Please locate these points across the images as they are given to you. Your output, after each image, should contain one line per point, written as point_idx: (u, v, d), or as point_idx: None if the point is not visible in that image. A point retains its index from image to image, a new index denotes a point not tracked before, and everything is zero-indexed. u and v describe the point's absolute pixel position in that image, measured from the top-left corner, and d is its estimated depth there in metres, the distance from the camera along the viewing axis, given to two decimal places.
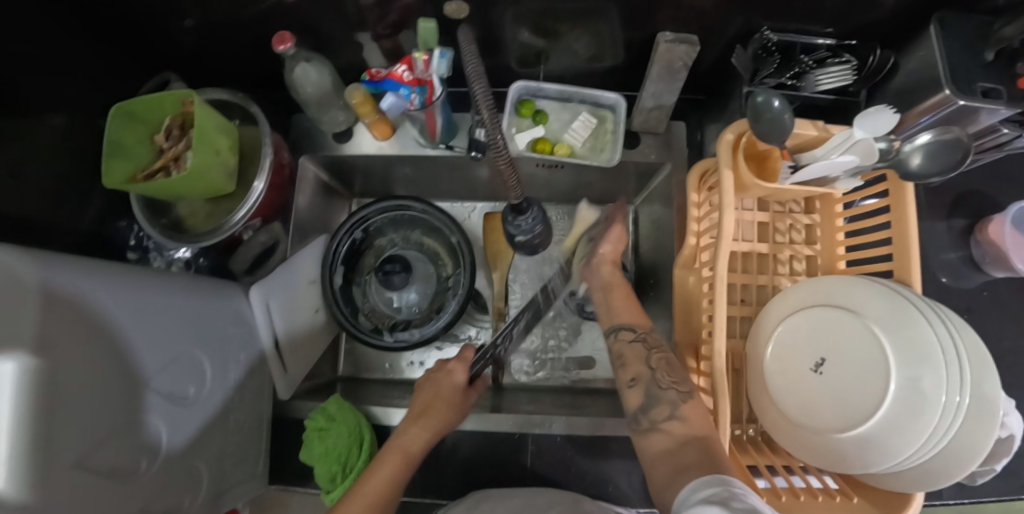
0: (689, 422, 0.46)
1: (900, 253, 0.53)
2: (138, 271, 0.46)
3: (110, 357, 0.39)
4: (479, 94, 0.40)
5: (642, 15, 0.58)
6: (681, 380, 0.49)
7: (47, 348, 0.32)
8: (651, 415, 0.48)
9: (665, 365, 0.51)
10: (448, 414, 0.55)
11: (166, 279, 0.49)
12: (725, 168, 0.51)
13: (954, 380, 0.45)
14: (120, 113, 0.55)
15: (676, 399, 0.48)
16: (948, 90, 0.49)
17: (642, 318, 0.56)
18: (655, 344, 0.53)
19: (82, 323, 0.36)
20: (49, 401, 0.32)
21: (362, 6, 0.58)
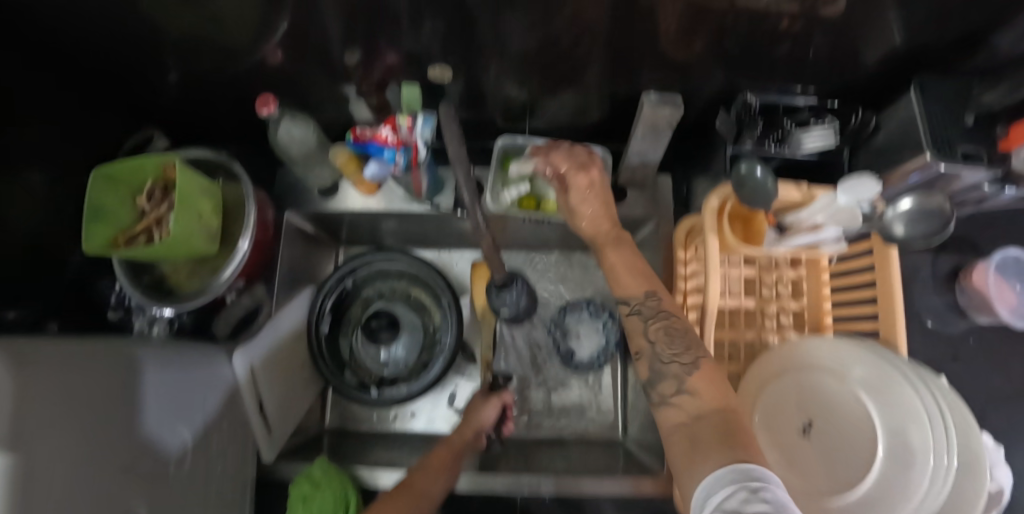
0: (699, 395, 0.43)
1: (886, 314, 0.53)
2: (119, 345, 0.46)
3: (88, 443, 0.38)
4: (463, 180, 0.43)
5: (626, 72, 0.59)
6: (682, 351, 0.46)
7: (20, 446, 0.31)
8: (659, 389, 0.46)
9: (663, 336, 0.48)
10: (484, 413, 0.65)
11: (151, 349, 0.49)
12: (710, 233, 0.51)
13: (942, 443, 0.43)
14: (102, 176, 0.54)
15: (680, 374, 0.45)
16: (927, 153, 0.49)
17: (639, 284, 0.52)
18: (651, 313, 0.50)
19: (62, 410, 0.36)
20: (26, 502, 0.31)
21: (347, 62, 0.58)
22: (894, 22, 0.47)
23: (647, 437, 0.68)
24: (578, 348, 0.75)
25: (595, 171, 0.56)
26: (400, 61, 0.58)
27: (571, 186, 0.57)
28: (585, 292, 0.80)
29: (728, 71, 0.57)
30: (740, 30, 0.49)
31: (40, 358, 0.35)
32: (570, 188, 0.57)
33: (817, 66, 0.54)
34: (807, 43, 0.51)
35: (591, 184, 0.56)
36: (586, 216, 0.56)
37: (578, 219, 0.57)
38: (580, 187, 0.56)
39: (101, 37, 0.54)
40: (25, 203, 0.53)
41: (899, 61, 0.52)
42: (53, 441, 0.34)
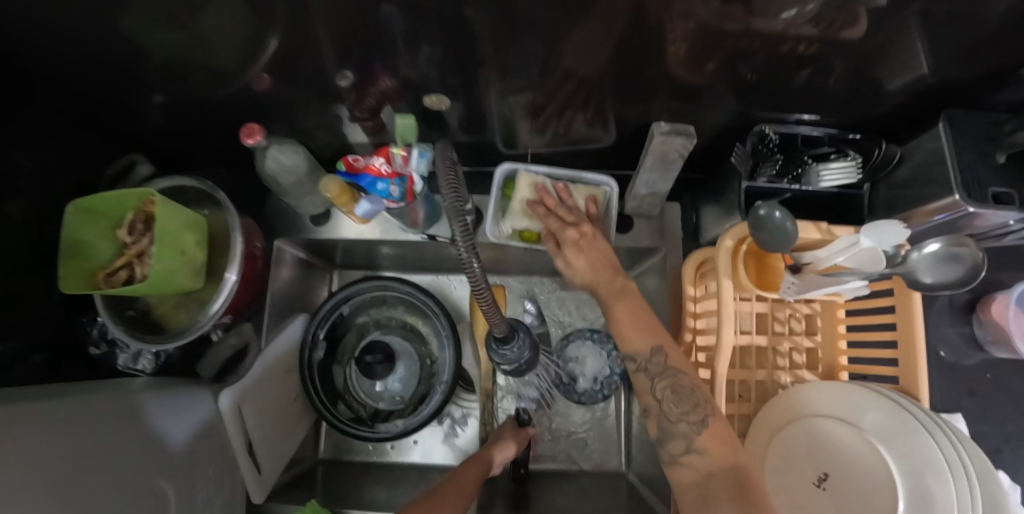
0: (710, 455, 0.42)
1: (906, 360, 0.50)
2: (83, 410, 0.42)
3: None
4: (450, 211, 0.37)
5: (634, 98, 0.56)
6: (690, 409, 0.44)
7: None
8: (669, 447, 0.44)
9: (670, 393, 0.45)
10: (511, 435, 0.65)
11: (118, 404, 0.46)
12: (724, 277, 0.49)
13: (968, 496, 0.39)
14: (78, 211, 0.52)
15: (688, 432, 0.43)
16: (957, 196, 0.46)
17: (644, 338, 0.48)
18: (658, 370, 0.46)
19: (31, 487, 0.33)
20: None
21: (340, 88, 0.55)
22: (921, 55, 0.44)
23: (651, 474, 0.66)
24: (581, 378, 0.73)
25: (587, 225, 0.57)
26: (395, 86, 0.55)
27: (567, 243, 0.56)
28: (585, 318, 0.78)
29: (742, 100, 0.54)
30: (758, 60, 0.46)
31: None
32: (567, 246, 0.56)
33: (836, 97, 0.52)
34: (827, 73, 0.48)
35: (587, 240, 0.56)
36: (585, 269, 0.55)
37: (579, 272, 0.55)
38: (572, 242, 0.56)
39: (81, 61, 0.51)
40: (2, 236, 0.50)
41: (923, 93, 0.49)
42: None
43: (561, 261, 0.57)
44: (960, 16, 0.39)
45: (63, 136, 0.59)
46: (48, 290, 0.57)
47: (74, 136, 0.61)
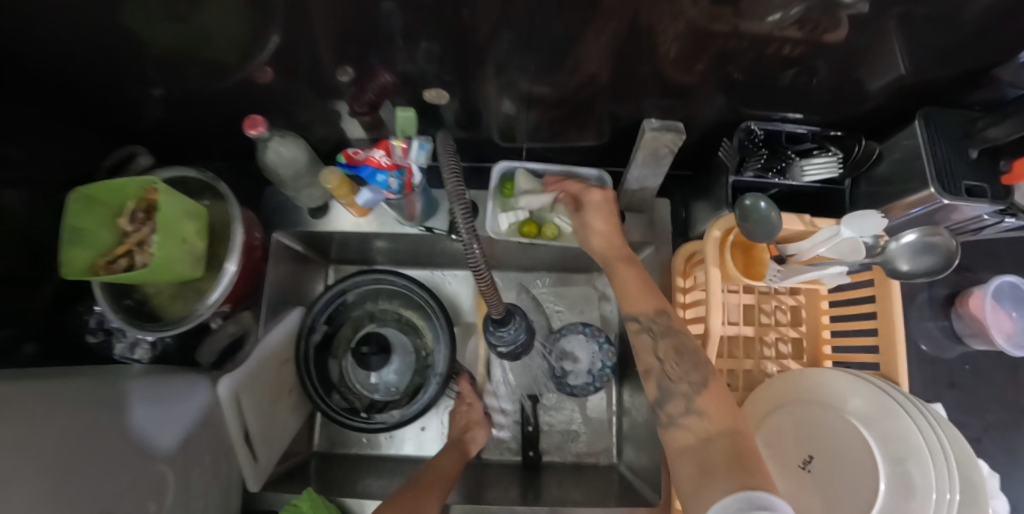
0: (707, 416, 0.43)
1: (887, 347, 0.52)
2: (76, 397, 0.42)
3: (49, 504, 0.35)
4: (456, 206, 0.38)
5: (626, 96, 0.58)
6: (691, 369, 0.46)
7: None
8: (666, 408, 0.46)
9: (671, 353, 0.48)
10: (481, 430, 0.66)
11: (107, 394, 0.45)
12: (712, 266, 0.51)
13: (945, 476, 0.41)
14: (80, 196, 0.52)
15: (687, 392, 0.45)
16: (932, 189, 0.48)
17: (647, 300, 0.52)
18: (661, 330, 0.50)
19: (24, 461, 0.34)
20: None
21: (341, 83, 0.57)
22: (899, 56, 0.47)
23: (641, 464, 0.67)
24: (574, 372, 0.73)
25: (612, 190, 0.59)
26: (395, 81, 0.56)
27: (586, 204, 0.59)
28: (579, 313, 0.80)
29: (729, 99, 0.56)
30: (744, 59, 0.48)
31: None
32: (587, 207, 0.58)
33: (818, 96, 0.54)
34: (810, 74, 0.50)
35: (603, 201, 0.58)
36: (600, 233, 0.58)
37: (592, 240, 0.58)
38: (595, 204, 0.58)
39: (83, 53, 0.52)
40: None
41: (900, 92, 0.52)
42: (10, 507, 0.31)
43: (579, 222, 0.59)
44: (928, 20, 0.41)
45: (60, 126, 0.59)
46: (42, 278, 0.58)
47: (73, 127, 0.62)
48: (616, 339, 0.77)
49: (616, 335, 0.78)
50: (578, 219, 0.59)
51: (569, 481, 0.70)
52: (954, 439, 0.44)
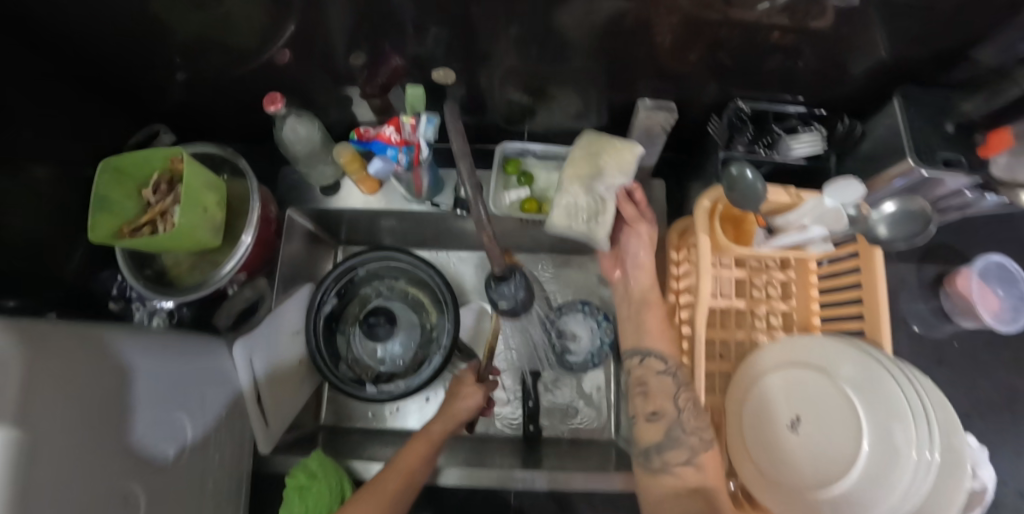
0: (703, 471, 0.50)
1: (871, 313, 0.55)
2: (112, 338, 0.45)
3: (82, 435, 0.38)
4: (465, 174, 0.42)
5: (621, 80, 0.61)
6: (703, 427, 0.52)
7: (33, 418, 0.34)
8: (666, 455, 0.51)
9: (690, 408, 0.52)
10: (468, 404, 0.62)
11: (141, 340, 0.49)
12: (702, 233, 0.54)
13: (925, 438, 0.46)
14: (108, 167, 0.55)
15: (693, 447, 0.51)
16: (910, 160, 0.52)
17: (671, 349, 0.56)
18: (683, 382, 0.54)
19: (65, 391, 0.37)
20: (32, 472, 0.33)
21: (353, 67, 0.60)
22: (879, 38, 0.49)
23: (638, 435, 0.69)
24: (575, 348, 0.74)
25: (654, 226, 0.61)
26: (404, 65, 0.60)
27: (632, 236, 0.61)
28: (579, 295, 0.82)
29: (720, 82, 0.58)
30: (728, 42, 0.51)
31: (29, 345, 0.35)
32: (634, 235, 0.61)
33: (805, 78, 0.57)
34: (795, 58, 0.53)
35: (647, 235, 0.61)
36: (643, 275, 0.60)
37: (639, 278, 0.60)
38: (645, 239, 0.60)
39: (112, 36, 0.55)
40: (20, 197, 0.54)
41: (883, 73, 0.55)
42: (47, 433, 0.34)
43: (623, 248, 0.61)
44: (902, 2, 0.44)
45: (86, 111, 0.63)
46: (65, 253, 0.62)
47: (100, 107, 0.66)
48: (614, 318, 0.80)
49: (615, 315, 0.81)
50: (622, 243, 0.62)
51: (569, 452, 0.72)
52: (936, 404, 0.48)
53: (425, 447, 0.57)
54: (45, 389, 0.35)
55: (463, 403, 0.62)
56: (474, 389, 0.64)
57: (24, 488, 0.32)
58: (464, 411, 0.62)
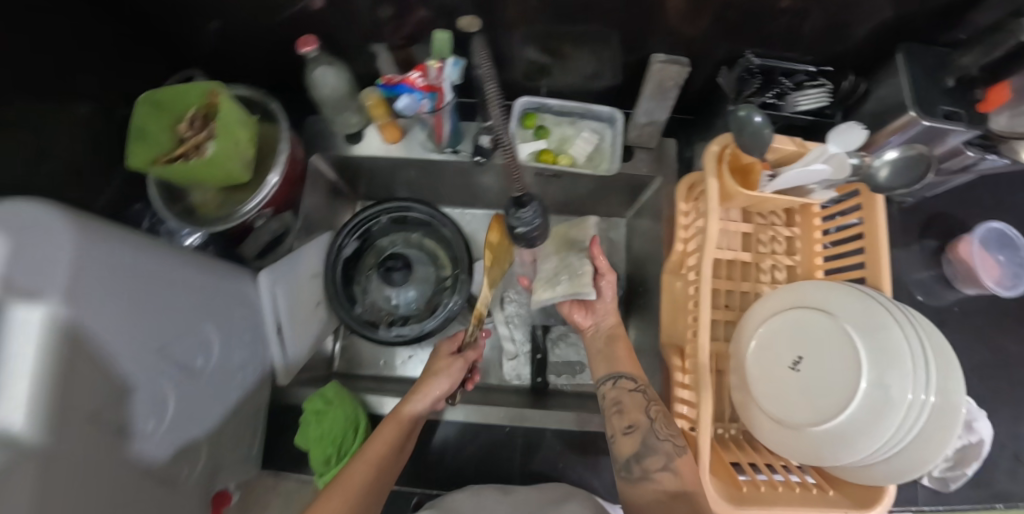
0: (681, 476, 0.52)
1: (872, 258, 0.58)
2: (158, 247, 0.50)
3: (120, 326, 0.43)
4: (490, 93, 0.45)
5: (637, 38, 0.63)
6: (676, 433, 0.55)
7: (73, 299, 0.38)
8: (647, 464, 0.54)
9: (662, 419, 0.57)
10: (443, 380, 0.62)
11: (184, 256, 0.53)
12: (710, 177, 0.56)
13: (922, 380, 0.49)
14: (149, 100, 0.59)
15: (670, 454, 0.54)
16: (913, 113, 0.55)
17: (638, 372, 0.63)
18: (651, 399, 0.60)
19: (105, 284, 0.41)
20: (68, 349, 0.37)
21: (379, 19, 0.63)
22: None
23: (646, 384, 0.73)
24: None
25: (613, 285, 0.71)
26: (429, 17, 0.62)
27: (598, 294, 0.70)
28: None
29: (732, 38, 0.60)
30: None
31: (83, 242, 0.40)
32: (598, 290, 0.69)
33: (814, 38, 0.59)
34: (805, 17, 0.55)
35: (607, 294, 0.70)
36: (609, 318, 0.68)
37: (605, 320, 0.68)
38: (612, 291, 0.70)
39: None
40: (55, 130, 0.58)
41: (892, 32, 0.56)
42: (89, 320, 0.39)
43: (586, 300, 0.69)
44: None
45: (122, 57, 0.67)
46: (96, 189, 0.65)
47: (136, 50, 0.69)
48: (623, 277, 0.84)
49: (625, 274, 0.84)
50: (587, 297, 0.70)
51: (574, 403, 0.74)
52: (935, 350, 0.51)
53: (382, 445, 0.55)
54: (87, 278, 0.39)
55: (434, 381, 0.61)
56: (446, 371, 0.63)
57: (52, 362, 0.35)
58: (437, 389, 0.62)
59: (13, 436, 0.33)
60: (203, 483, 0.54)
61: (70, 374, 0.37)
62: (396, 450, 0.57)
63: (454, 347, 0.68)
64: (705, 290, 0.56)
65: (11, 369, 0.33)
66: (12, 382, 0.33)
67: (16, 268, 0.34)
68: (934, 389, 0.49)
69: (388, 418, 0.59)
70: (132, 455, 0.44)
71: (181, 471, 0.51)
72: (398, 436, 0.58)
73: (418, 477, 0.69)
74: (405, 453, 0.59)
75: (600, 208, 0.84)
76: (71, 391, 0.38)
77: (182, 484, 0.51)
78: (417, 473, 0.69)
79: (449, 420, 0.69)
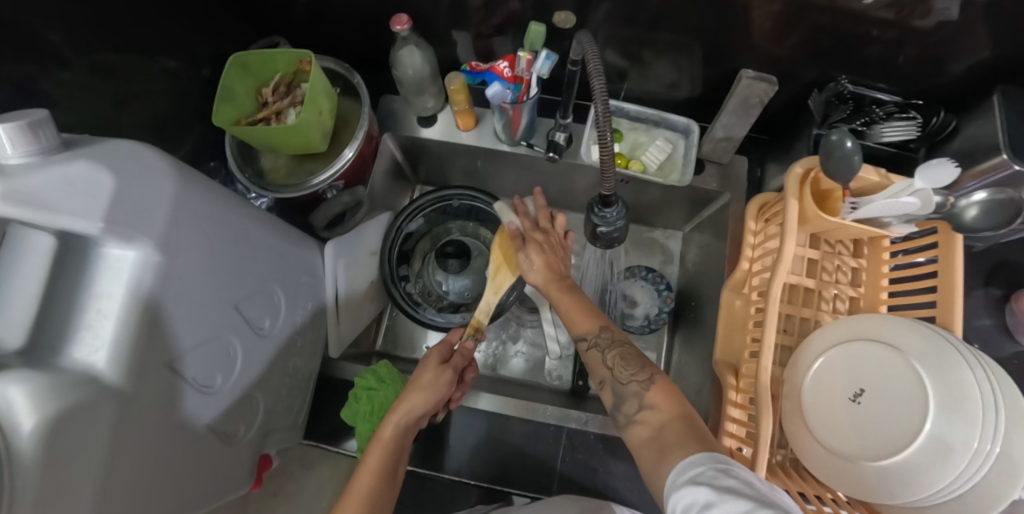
0: (659, 407, 0.44)
1: (945, 300, 0.55)
2: (247, 205, 0.50)
3: (205, 278, 0.43)
4: (596, 88, 0.45)
5: (721, 53, 0.63)
6: (637, 369, 0.47)
7: (170, 245, 0.38)
8: (625, 410, 0.46)
9: (619, 359, 0.49)
10: (417, 398, 0.54)
11: (264, 216, 0.53)
12: (791, 197, 0.55)
13: (990, 429, 0.47)
14: (238, 62, 0.59)
15: (638, 391, 0.46)
16: (1005, 154, 0.53)
17: (590, 319, 0.52)
18: (606, 343, 0.50)
19: (199, 233, 0.41)
20: (158, 294, 0.37)
21: (470, 6, 0.63)
22: (988, 37, 0.51)
23: (688, 398, 0.73)
24: (633, 310, 0.80)
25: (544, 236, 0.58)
26: (519, 10, 0.62)
27: (528, 243, 0.58)
28: (643, 259, 0.86)
29: (823, 62, 0.60)
30: (833, 20, 0.53)
31: (181, 190, 0.39)
32: (530, 244, 0.57)
33: (907, 70, 0.58)
34: (899, 47, 0.55)
35: (540, 226, 0.59)
36: (540, 268, 0.56)
37: (533, 271, 0.56)
38: (535, 244, 0.57)
39: None
40: (145, 85, 0.61)
41: (989, 72, 0.56)
42: (179, 271, 0.39)
43: (515, 258, 0.58)
44: None
45: (212, 20, 0.68)
46: (173, 145, 0.67)
47: (227, 16, 0.71)
48: (674, 289, 0.84)
49: (676, 287, 0.84)
50: (515, 254, 0.59)
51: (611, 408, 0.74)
52: (1008, 400, 0.49)
53: (370, 476, 0.48)
54: (183, 224, 0.39)
55: (411, 394, 0.54)
56: (417, 386, 0.55)
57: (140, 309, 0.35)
58: (418, 408, 0.54)
59: (96, 373, 0.34)
60: (253, 445, 0.55)
61: (154, 321, 0.37)
62: (387, 478, 0.49)
63: (445, 355, 0.58)
64: (772, 313, 0.54)
65: (98, 306, 0.34)
66: (97, 320, 0.34)
67: (120, 210, 0.34)
68: (1002, 440, 0.47)
69: (373, 444, 0.52)
70: (201, 409, 0.45)
71: (238, 430, 0.51)
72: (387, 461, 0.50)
73: (452, 466, 0.69)
74: (399, 477, 0.52)
75: (658, 217, 0.84)
76: (156, 339, 0.38)
77: (239, 440, 0.52)
78: (453, 461, 0.69)
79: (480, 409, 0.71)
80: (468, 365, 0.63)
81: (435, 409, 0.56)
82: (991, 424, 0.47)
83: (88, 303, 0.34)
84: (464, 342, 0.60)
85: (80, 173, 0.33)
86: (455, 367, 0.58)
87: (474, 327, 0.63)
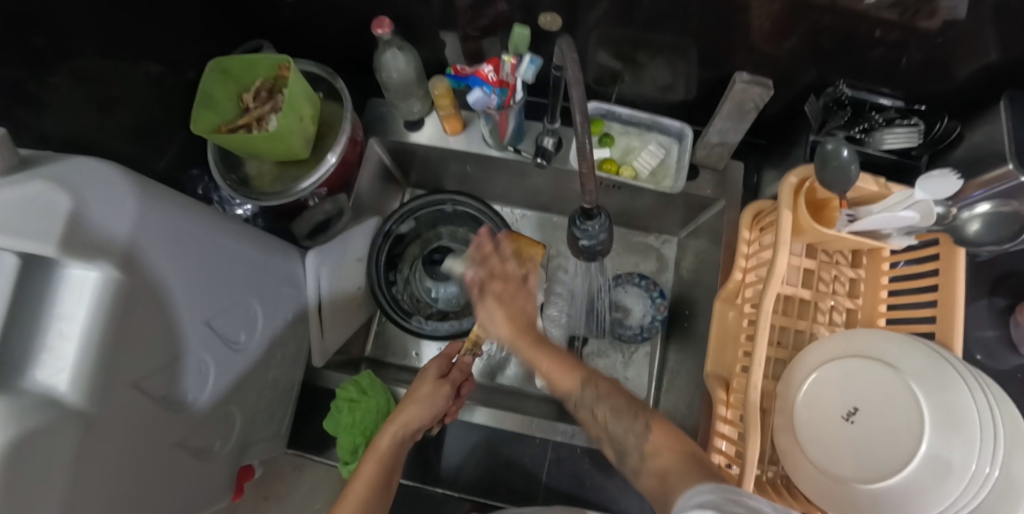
0: (660, 447, 0.41)
1: (945, 315, 0.53)
2: (220, 219, 0.50)
3: (172, 296, 0.42)
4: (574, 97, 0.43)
5: (717, 55, 0.60)
6: (630, 421, 0.44)
7: (133, 265, 0.37)
8: (631, 463, 0.43)
9: (610, 414, 0.46)
10: (416, 411, 0.53)
11: (238, 229, 0.52)
12: (784, 209, 0.53)
13: (988, 450, 0.45)
14: (217, 67, 0.58)
15: (638, 441, 0.42)
16: (1011, 165, 0.50)
17: (568, 376, 0.49)
18: (593, 400, 0.47)
19: (165, 252, 0.41)
20: (123, 315, 0.36)
21: (456, 7, 0.61)
22: (998, 40, 0.48)
23: (678, 409, 0.71)
24: (627, 317, 0.78)
25: (499, 282, 0.57)
26: (507, 11, 0.60)
27: (487, 292, 0.57)
28: (637, 265, 0.84)
29: (822, 64, 0.57)
30: (833, 21, 0.50)
31: (144, 208, 0.39)
32: (490, 297, 0.56)
33: (910, 73, 0.56)
34: (903, 50, 0.52)
35: (503, 275, 0.58)
36: (503, 320, 0.55)
37: (499, 324, 0.55)
38: (494, 294, 0.56)
39: None
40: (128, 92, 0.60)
41: (998, 77, 0.53)
42: (143, 291, 0.38)
43: (480, 312, 0.57)
44: None
45: (196, 21, 0.67)
46: (158, 151, 0.67)
47: (213, 17, 0.69)
48: (668, 297, 0.82)
49: (670, 294, 0.82)
50: (480, 308, 0.57)
51: None
52: (1008, 420, 0.46)
53: (365, 487, 0.47)
54: (148, 244, 0.39)
55: (410, 405, 0.53)
56: (415, 397, 0.53)
57: (105, 331, 0.35)
58: (419, 421, 0.53)
59: (57, 397, 0.33)
60: (232, 457, 0.55)
61: (119, 342, 0.36)
62: (382, 488, 0.48)
63: (444, 369, 0.57)
64: (762, 328, 0.52)
65: (59, 329, 0.33)
66: (59, 342, 0.33)
67: (79, 230, 0.33)
68: (1001, 462, 0.44)
69: (367, 455, 0.51)
70: (170, 428, 0.44)
71: (213, 445, 0.51)
72: (381, 473, 0.49)
73: (437, 477, 0.68)
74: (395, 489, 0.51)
75: (653, 222, 0.82)
76: (121, 360, 0.37)
77: (213, 456, 0.52)
78: (438, 472, 0.69)
79: (467, 421, 0.70)
80: (466, 380, 0.63)
81: (431, 423, 0.55)
82: (990, 445, 0.45)
83: (49, 326, 0.33)
84: (462, 355, 0.60)
85: (37, 194, 0.32)
86: (453, 386, 0.56)
87: (473, 342, 0.60)
